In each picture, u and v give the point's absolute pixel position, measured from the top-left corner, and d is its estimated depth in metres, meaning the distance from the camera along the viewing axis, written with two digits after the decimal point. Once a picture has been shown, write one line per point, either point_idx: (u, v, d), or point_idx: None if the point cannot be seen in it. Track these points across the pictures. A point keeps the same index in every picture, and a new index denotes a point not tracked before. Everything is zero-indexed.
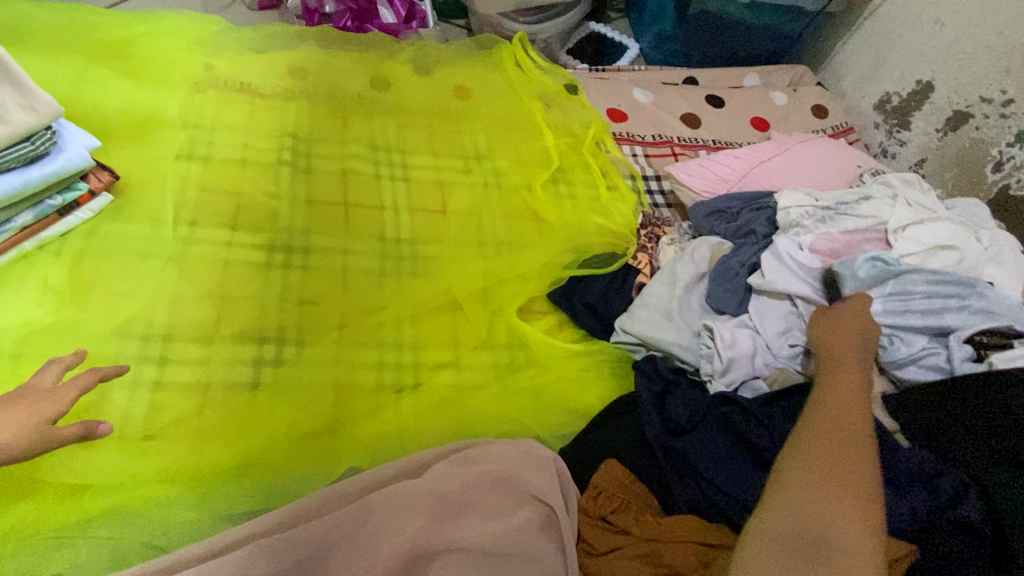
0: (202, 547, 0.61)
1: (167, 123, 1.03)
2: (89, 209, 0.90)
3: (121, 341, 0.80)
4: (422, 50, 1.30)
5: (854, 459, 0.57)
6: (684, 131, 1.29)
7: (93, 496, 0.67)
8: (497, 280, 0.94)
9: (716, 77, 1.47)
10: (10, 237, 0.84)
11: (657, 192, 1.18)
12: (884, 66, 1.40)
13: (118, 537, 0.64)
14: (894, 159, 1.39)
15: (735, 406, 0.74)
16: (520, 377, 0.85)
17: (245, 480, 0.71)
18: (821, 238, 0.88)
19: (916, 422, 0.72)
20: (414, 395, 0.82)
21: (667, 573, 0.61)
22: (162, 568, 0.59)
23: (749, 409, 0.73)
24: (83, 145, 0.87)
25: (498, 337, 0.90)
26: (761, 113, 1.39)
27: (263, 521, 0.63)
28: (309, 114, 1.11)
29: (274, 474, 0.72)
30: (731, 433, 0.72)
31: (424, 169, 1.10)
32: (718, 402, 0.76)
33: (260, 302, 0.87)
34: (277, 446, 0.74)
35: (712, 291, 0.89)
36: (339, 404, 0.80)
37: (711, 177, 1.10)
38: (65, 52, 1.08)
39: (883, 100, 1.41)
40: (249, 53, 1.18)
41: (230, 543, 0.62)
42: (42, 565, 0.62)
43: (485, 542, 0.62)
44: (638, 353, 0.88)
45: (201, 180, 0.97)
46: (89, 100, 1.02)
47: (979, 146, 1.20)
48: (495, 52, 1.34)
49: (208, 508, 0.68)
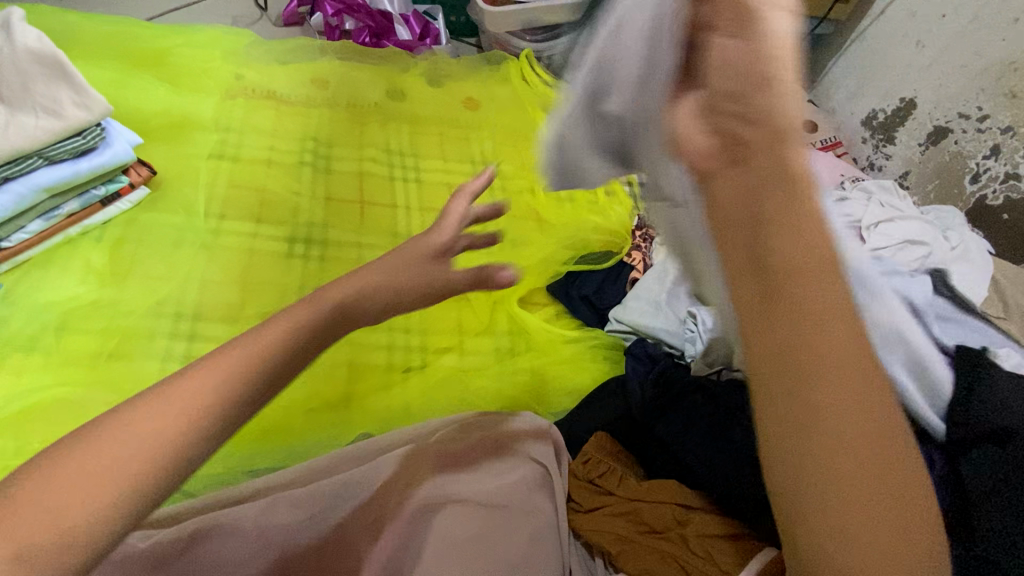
0: (229, 495, 0.68)
1: (201, 125, 1.12)
2: (129, 201, 0.98)
3: (155, 318, 0.87)
4: (434, 65, 1.40)
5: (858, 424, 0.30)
6: None
7: None
8: None
9: None
10: (57, 223, 0.92)
11: None
12: (869, 85, 1.49)
13: None
14: (880, 171, 1.47)
15: (704, 390, 0.74)
16: (519, 360, 0.92)
17: (265, 443, 0.78)
18: None
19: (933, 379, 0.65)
20: (420, 374, 0.88)
21: (646, 529, 0.68)
22: (192, 510, 0.66)
23: (717, 393, 0.73)
24: (126, 141, 0.96)
25: (499, 324, 0.97)
26: None
27: (283, 475, 0.70)
28: (329, 120, 1.20)
29: (293, 438, 0.79)
30: (706, 418, 0.72)
31: (434, 171, 1.18)
32: (692, 387, 0.76)
33: (282, 287, 0.94)
34: (294, 413, 0.81)
35: None
36: (352, 379, 0.86)
37: None
38: (111, 61, 1.18)
39: (870, 116, 1.49)
40: (275, 63, 1.28)
41: (253, 492, 0.68)
42: None
43: (483, 498, 0.69)
44: (629, 340, 0.95)
45: (230, 177, 1.05)
46: (131, 104, 1.12)
47: (958, 159, 1.28)
48: (503, 67, 1.43)
49: (234, 463, 0.76)
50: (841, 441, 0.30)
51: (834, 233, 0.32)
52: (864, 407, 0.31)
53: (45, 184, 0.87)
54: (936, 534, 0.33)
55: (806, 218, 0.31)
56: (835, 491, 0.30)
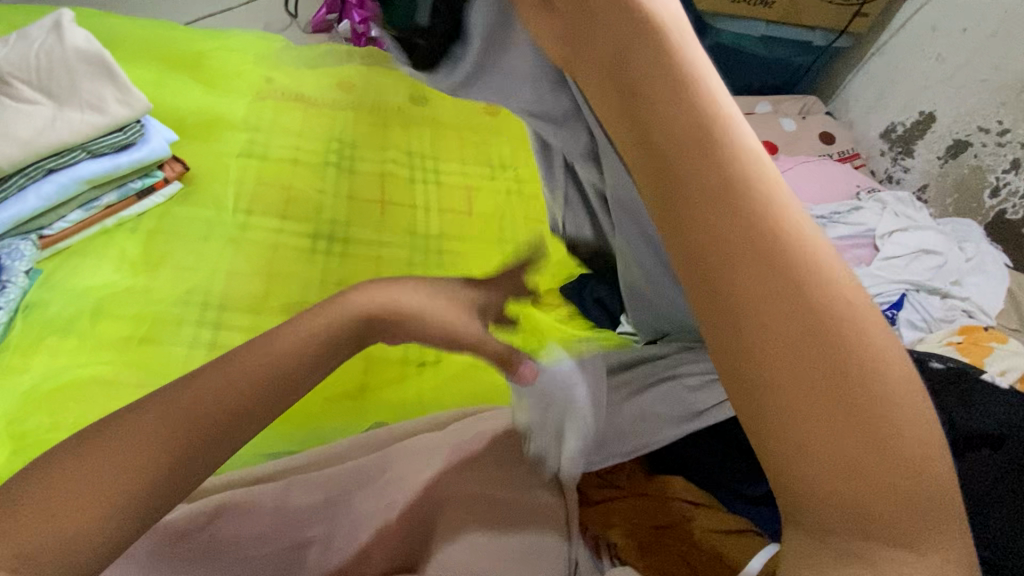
0: (248, 475, 0.71)
1: (232, 124, 1.17)
2: (162, 194, 1.02)
3: (183, 306, 0.91)
4: None
5: (793, 329, 0.32)
6: None
7: None
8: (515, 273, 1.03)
9: None
10: (95, 214, 0.97)
11: None
12: (888, 98, 1.49)
13: None
14: (898, 184, 1.46)
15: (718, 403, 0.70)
16: (530, 358, 0.93)
17: (281, 428, 0.81)
18: None
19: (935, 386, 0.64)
20: (435, 369, 0.91)
21: (652, 524, 0.68)
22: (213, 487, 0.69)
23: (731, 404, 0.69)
24: (163, 137, 1.01)
25: (512, 322, 0.99)
26: (770, 137, 1.48)
27: (301, 459, 0.74)
28: (354, 122, 1.24)
29: (312, 423, 0.82)
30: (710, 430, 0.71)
31: (453, 174, 1.21)
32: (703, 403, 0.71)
33: (305, 280, 0.98)
34: (312, 401, 0.84)
35: None
36: (368, 371, 0.89)
37: None
38: (149, 62, 1.24)
39: (889, 129, 1.49)
40: (303, 67, 1.33)
41: (271, 473, 0.72)
42: None
43: (492, 490, 0.69)
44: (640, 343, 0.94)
45: (258, 175, 1.10)
46: (168, 104, 1.17)
47: (977, 173, 1.28)
48: None
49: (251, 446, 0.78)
50: (788, 354, 0.32)
51: (703, 86, 0.36)
52: (751, 260, 0.33)
53: (87, 176, 0.92)
54: (835, 414, 0.31)
55: (666, 68, 0.36)
56: (794, 404, 0.32)
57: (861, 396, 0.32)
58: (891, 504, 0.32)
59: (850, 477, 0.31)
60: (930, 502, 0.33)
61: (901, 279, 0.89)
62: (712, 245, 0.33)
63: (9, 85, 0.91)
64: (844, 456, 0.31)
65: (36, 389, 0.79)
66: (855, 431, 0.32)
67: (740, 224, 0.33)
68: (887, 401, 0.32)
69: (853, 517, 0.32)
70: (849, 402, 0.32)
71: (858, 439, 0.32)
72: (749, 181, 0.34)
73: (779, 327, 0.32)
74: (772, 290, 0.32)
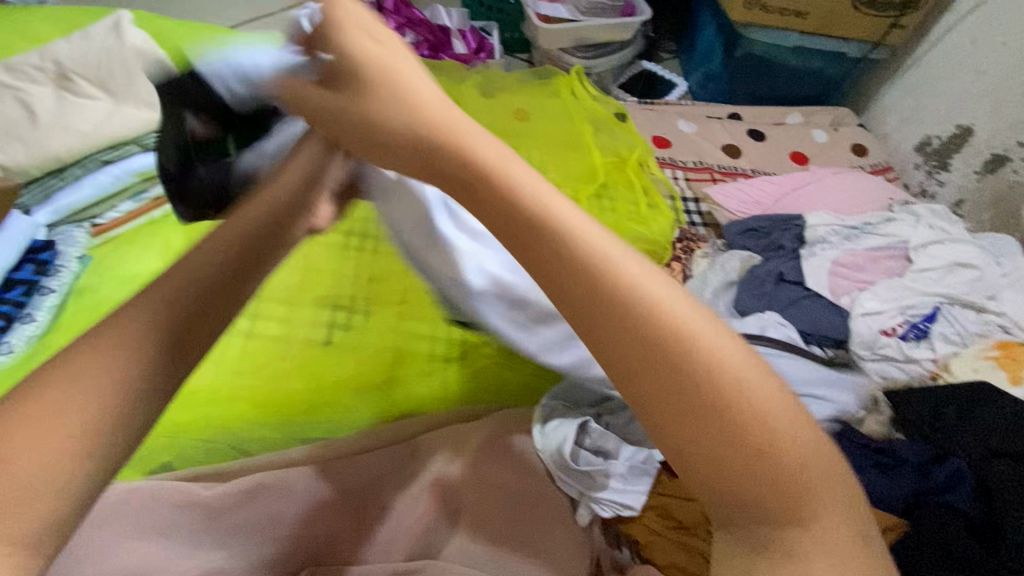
0: (282, 458, 0.73)
1: None
2: None
3: None
4: (487, 78, 1.47)
5: (632, 354, 0.35)
6: (724, 160, 1.40)
7: (198, 409, 0.80)
8: None
9: (760, 113, 1.57)
10: (145, 204, 0.99)
11: (694, 212, 1.25)
12: (924, 111, 1.47)
13: (215, 443, 0.78)
14: (933, 198, 1.44)
15: None
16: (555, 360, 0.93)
17: (310, 412, 0.84)
18: (845, 253, 0.96)
19: (917, 408, 0.76)
20: (461, 366, 0.92)
21: (675, 525, 0.69)
22: (250, 468, 0.71)
23: None
24: None
25: None
26: (800, 148, 1.47)
27: (333, 445, 0.75)
28: None
29: (340, 411, 0.84)
30: None
31: None
32: None
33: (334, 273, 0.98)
34: (341, 391, 0.86)
35: (739, 297, 0.96)
36: (395, 364, 0.91)
37: (748, 200, 1.20)
38: None
39: (924, 142, 1.47)
40: None
41: (303, 457, 0.73)
42: (158, 453, 0.76)
43: (518, 483, 0.70)
44: None
45: None
46: None
47: (1015, 189, 1.24)
48: (553, 81, 1.48)
49: (286, 431, 0.81)
50: (645, 378, 0.34)
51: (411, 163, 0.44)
52: (590, 298, 0.36)
53: (138, 168, 0.97)
54: (697, 418, 0.33)
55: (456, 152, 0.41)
56: (671, 420, 0.33)
57: (697, 389, 0.33)
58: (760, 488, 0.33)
59: (743, 473, 0.33)
60: (795, 475, 0.33)
61: (936, 291, 0.88)
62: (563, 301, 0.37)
63: (70, 81, 0.96)
64: (717, 454, 0.33)
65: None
66: (717, 430, 0.33)
67: (567, 264, 0.36)
68: (741, 405, 0.33)
69: (749, 510, 0.33)
70: (698, 408, 0.33)
71: (724, 443, 0.33)
72: (572, 231, 0.37)
73: (630, 347, 0.34)
74: (609, 316, 0.35)
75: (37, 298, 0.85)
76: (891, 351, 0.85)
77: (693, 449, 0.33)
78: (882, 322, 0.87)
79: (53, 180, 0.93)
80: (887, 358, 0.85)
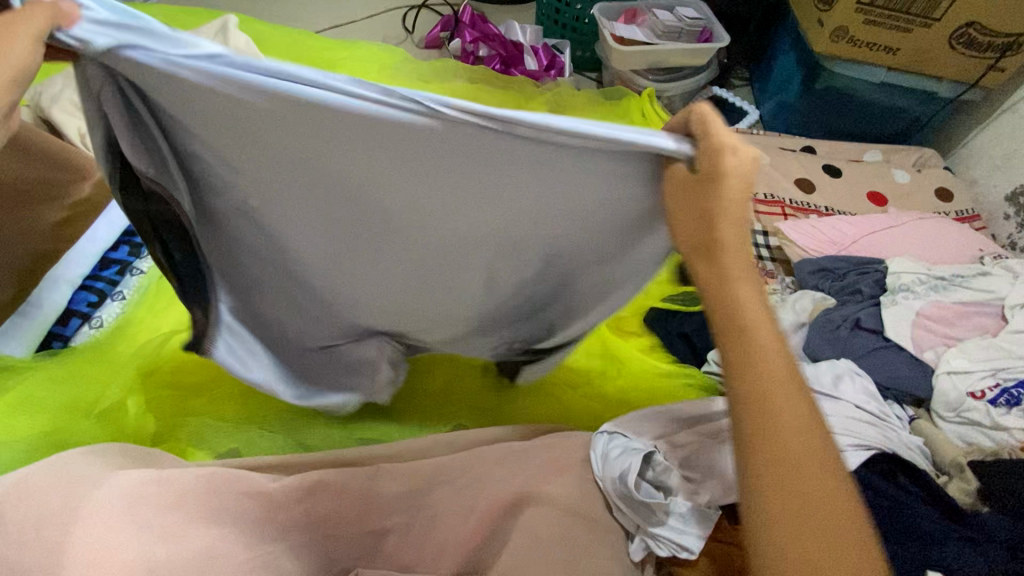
0: (344, 455, 0.74)
1: None
2: None
3: None
4: (558, 95, 1.48)
5: (755, 427, 0.43)
6: (797, 195, 1.36)
7: (267, 396, 0.81)
8: None
9: (835, 149, 1.52)
10: None
11: (763, 246, 1.24)
12: (1019, 159, 1.38)
13: (282, 433, 0.78)
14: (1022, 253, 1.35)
15: None
16: (609, 384, 0.93)
17: (372, 413, 0.84)
18: (932, 304, 0.90)
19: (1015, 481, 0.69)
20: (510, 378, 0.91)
21: None
22: (316, 462, 0.73)
23: None
24: None
25: (593, 347, 0.98)
26: (878, 188, 1.41)
27: (393, 448, 0.76)
28: None
29: (397, 417, 0.85)
30: None
31: None
32: None
33: None
34: (401, 397, 0.87)
35: (810, 339, 0.92)
36: (451, 374, 0.90)
37: (823, 238, 1.14)
38: None
39: (1016, 192, 1.38)
40: (418, 80, 1.41)
41: (365, 457, 0.74)
42: (226, 440, 0.76)
43: (571, 504, 0.69)
44: (726, 386, 0.95)
45: None
46: None
47: None
48: (623, 102, 1.47)
49: (350, 431, 0.81)
50: (759, 431, 0.43)
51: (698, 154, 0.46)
52: (747, 367, 0.45)
53: None
54: (785, 481, 0.42)
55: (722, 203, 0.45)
56: (786, 452, 0.42)
57: (799, 448, 0.42)
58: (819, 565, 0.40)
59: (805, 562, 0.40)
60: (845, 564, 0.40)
61: None
62: (735, 328, 0.46)
63: None
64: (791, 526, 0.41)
65: (161, 346, 0.81)
66: (792, 492, 0.42)
67: (752, 335, 0.46)
68: (821, 474, 0.42)
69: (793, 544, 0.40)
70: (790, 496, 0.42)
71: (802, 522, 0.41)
72: (754, 329, 0.46)
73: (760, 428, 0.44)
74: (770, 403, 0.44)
75: (130, 278, 0.89)
76: (981, 416, 0.79)
77: (764, 449, 0.43)
78: (972, 384, 0.81)
79: None
80: (973, 425, 0.79)
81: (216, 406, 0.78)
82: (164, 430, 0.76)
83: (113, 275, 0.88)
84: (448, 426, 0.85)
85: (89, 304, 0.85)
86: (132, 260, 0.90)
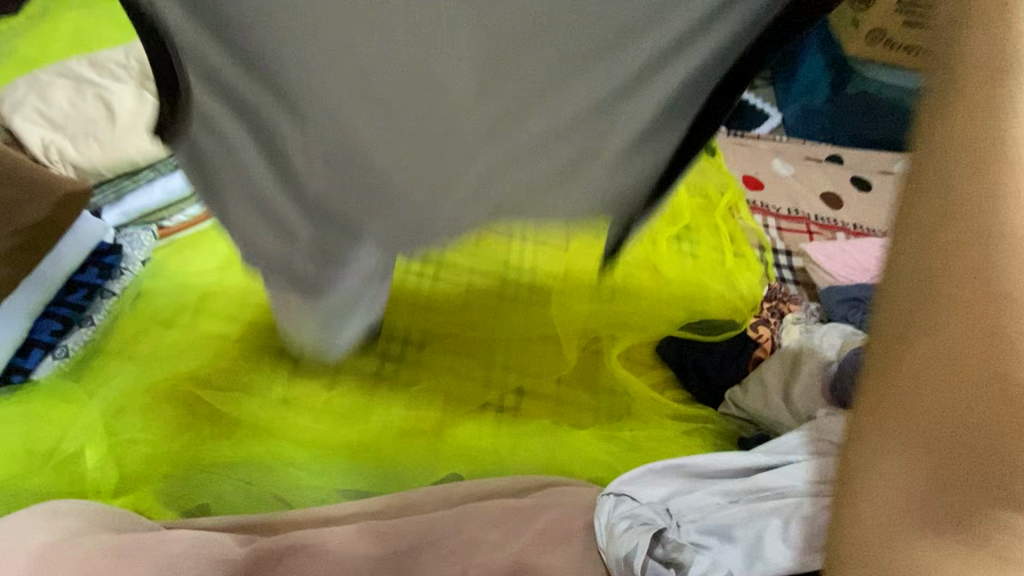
0: (322, 512, 0.67)
1: None
2: None
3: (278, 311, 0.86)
4: None
5: (934, 263, 0.28)
6: (824, 210, 1.27)
7: (243, 442, 0.73)
8: (619, 325, 0.96)
9: (864, 160, 1.42)
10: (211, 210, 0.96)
11: (785, 266, 1.15)
12: None
13: (256, 484, 0.71)
14: None
15: None
16: (619, 427, 0.85)
17: (342, 463, 0.75)
18: None
19: None
20: (506, 416, 0.84)
21: None
22: (290, 521, 0.66)
23: None
24: None
25: (601, 383, 0.90)
26: None
27: (377, 504, 0.69)
28: None
29: (385, 461, 0.77)
30: None
31: None
32: None
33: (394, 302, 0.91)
34: (389, 437, 0.78)
35: (841, 380, 0.84)
36: (446, 412, 0.82)
37: (851, 264, 1.06)
38: None
39: None
40: None
41: (347, 514, 0.68)
42: (193, 492, 0.69)
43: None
44: (746, 430, 0.88)
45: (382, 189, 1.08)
46: None
47: None
48: None
49: (330, 479, 0.74)
50: (936, 266, 0.28)
51: None
52: (969, 182, 0.27)
53: None
54: (958, 347, 0.26)
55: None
56: (973, 304, 0.26)
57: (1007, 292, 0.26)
58: (978, 475, 0.25)
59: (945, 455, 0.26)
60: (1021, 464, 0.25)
61: None
62: (958, 137, 0.28)
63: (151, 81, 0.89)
64: (944, 379, 0.26)
65: (131, 382, 0.75)
66: (963, 365, 0.26)
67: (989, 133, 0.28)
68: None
69: (939, 426, 0.26)
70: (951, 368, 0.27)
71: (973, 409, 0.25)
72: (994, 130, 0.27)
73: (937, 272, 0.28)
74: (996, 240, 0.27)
75: (99, 302, 0.83)
76: None
77: (938, 299, 0.27)
78: None
79: (125, 179, 0.88)
80: None
81: (190, 454, 0.71)
82: (128, 480, 0.69)
83: (79, 299, 0.81)
84: (420, 482, 0.76)
85: (53, 332, 0.78)
86: (101, 283, 0.83)
